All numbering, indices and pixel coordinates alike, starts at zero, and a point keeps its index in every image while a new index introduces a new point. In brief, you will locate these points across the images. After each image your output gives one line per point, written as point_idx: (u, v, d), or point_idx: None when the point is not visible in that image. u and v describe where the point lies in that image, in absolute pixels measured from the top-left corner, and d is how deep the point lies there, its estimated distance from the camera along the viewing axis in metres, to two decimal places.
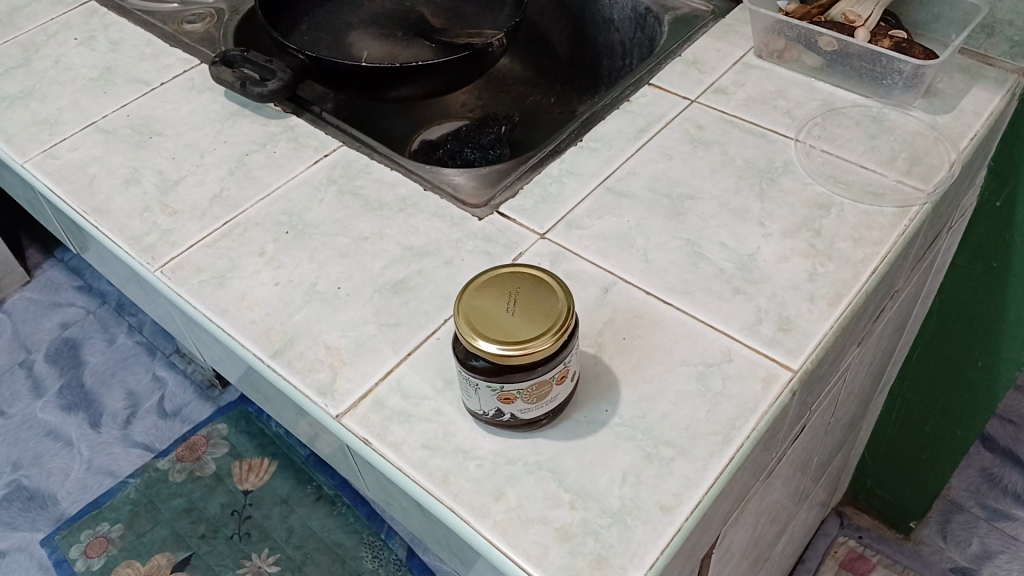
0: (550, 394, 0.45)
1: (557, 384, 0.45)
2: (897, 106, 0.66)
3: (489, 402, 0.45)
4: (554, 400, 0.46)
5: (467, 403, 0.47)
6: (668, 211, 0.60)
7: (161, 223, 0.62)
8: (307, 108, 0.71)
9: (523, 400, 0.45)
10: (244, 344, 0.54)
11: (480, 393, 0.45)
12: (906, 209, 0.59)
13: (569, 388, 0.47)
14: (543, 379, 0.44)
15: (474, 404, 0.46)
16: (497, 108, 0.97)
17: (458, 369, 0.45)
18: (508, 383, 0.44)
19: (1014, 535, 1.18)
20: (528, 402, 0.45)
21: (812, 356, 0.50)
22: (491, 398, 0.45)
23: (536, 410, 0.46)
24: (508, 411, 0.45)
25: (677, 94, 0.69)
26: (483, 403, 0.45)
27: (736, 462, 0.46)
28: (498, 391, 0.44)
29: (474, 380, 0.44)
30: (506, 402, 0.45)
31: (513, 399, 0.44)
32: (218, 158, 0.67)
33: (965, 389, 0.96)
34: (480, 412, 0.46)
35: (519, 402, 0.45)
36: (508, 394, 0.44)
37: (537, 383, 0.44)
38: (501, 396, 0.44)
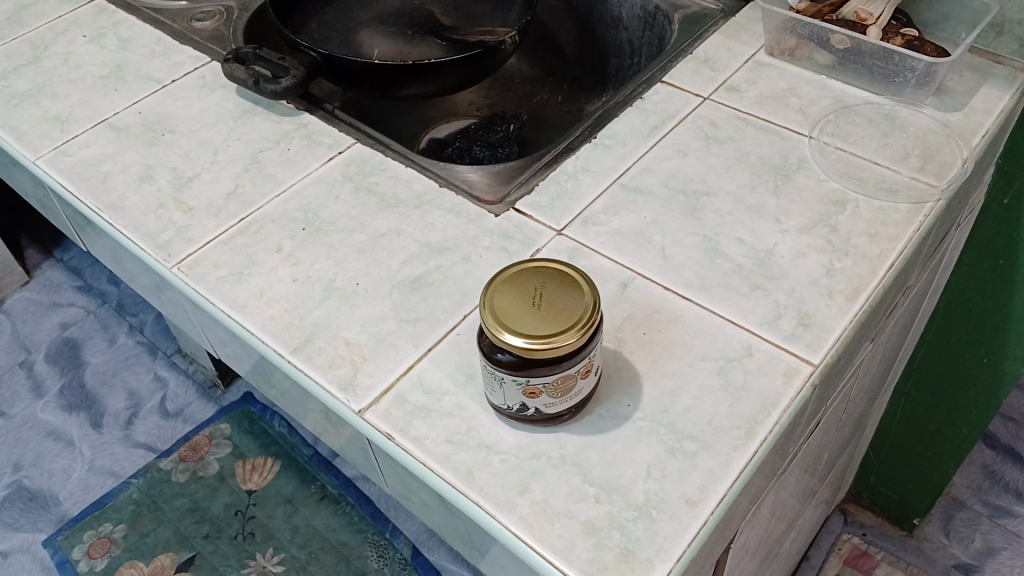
0: (575, 388, 0.46)
1: (582, 378, 0.45)
2: (908, 104, 0.67)
3: (514, 396, 0.45)
4: (579, 394, 0.46)
5: (490, 398, 0.47)
6: (684, 207, 0.60)
7: (176, 220, 0.62)
8: (319, 106, 0.71)
9: (548, 394, 0.45)
10: (262, 340, 0.54)
11: (505, 388, 0.45)
12: (921, 206, 0.59)
13: (594, 382, 0.47)
14: (569, 373, 0.44)
15: (499, 399, 0.46)
16: (505, 106, 0.97)
17: (483, 363, 0.45)
18: (533, 377, 0.44)
19: (1017, 532, 1.19)
20: (552, 396, 0.45)
21: (832, 351, 0.51)
22: (516, 391, 0.45)
23: (561, 404, 0.46)
24: (533, 405, 0.46)
25: (689, 91, 0.70)
26: (508, 397, 0.45)
27: (759, 457, 0.46)
28: (523, 385, 0.44)
29: (499, 375, 0.44)
30: (531, 395, 0.45)
31: (538, 394, 0.45)
32: (232, 155, 0.67)
33: (970, 386, 0.97)
34: (504, 407, 0.46)
35: (544, 396, 0.45)
36: (534, 388, 0.44)
37: (563, 378, 0.44)
38: (526, 391, 0.44)
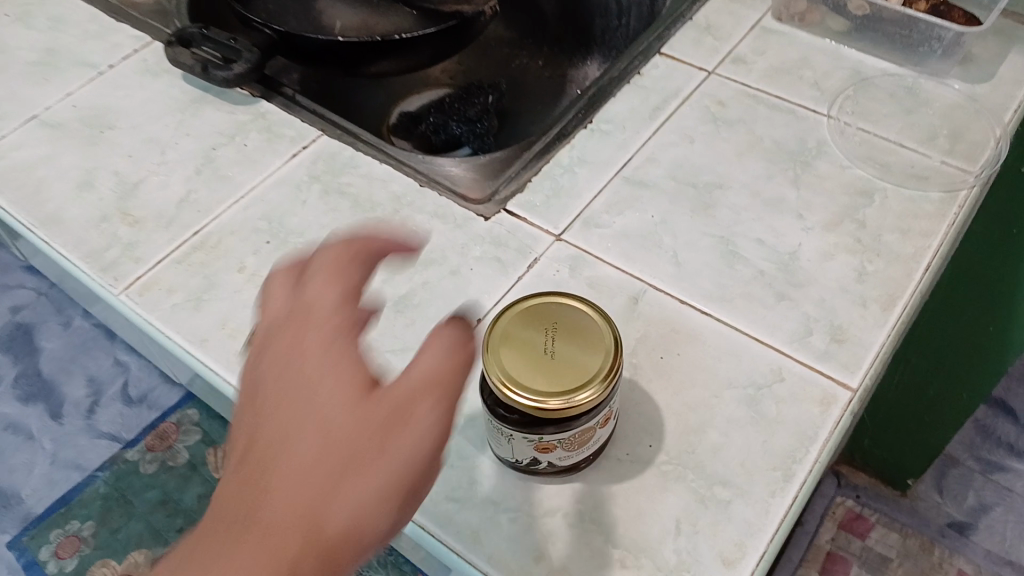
0: (594, 437, 0.40)
1: (600, 428, 0.40)
2: (933, 75, 0.61)
3: (524, 451, 0.40)
4: (598, 441, 0.41)
5: (495, 450, 0.41)
6: (695, 203, 0.54)
7: (123, 236, 0.54)
8: (278, 91, 0.63)
9: (565, 447, 0.39)
10: (229, 381, 0.47)
11: (514, 443, 0.39)
12: (954, 194, 0.53)
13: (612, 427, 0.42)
14: (587, 426, 0.39)
15: (506, 452, 0.41)
16: (480, 74, 0.89)
17: (487, 416, 0.40)
18: (547, 434, 0.38)
19: (1009, 487, 1.18)
20: (569, 449, 0.40)
21: (870, 371, 0.46)
22: (526, 446, 0.39)
23: (578, 455, 0.40)
24: (546, 459, 0.40)
25: (691, 64, 0.63)
26: (517, 452, 0.40)
27: (800, 502, 0.41)
28: (536, 442, 0.38)
29: (507, 431, 0.39)
30: (545, 450, 0.39)
31: (552, 449, 0.39)
32: (183, 154, 0.59)
33: (975, 352, 0.93)
34: (512, 460, 0.41)
35: (560, 450, 0.39)
36: (547, 443, 0.39)
37: (581, 430, 0.39)
38: (538, 446, 0.39)
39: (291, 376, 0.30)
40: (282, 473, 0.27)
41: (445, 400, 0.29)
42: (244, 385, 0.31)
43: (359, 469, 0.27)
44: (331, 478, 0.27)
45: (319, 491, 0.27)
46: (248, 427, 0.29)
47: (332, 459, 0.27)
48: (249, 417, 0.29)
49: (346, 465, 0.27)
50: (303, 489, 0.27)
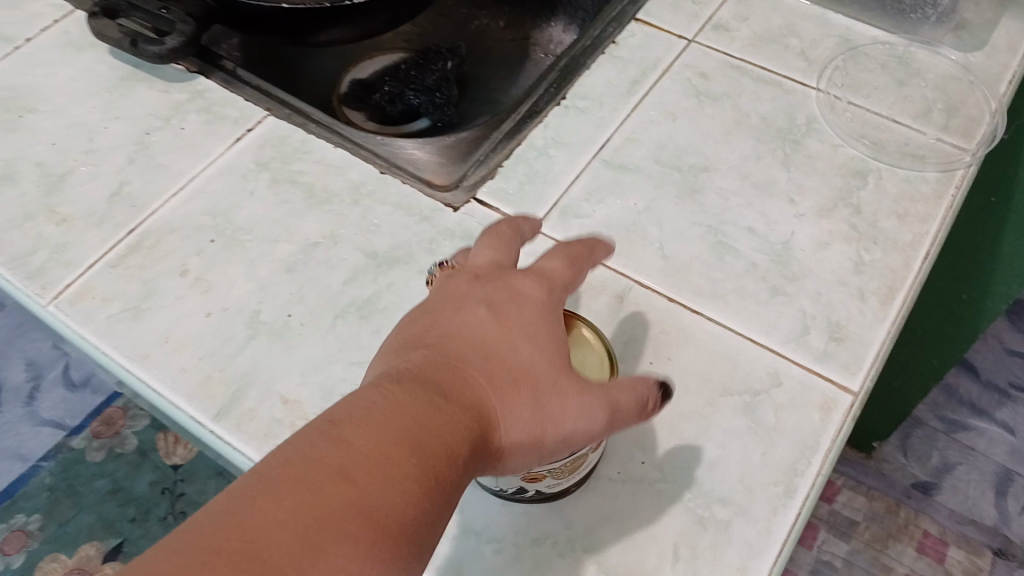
0: (585, 465, 0.37)
1: (592, 452, 0.37)
2: (925, 44, 0.57)
3: (510, 480, 0.36)
4: (587, 466, 0.38)
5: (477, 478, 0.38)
6: (681, 188, 0.50)
7: (48, 237, 0.48)
8: (217, 65, 0.57)
9: (553, 477, 0.36)
10: (175, 402, 0.42)
11: None
12: (951, 174, 0.50)
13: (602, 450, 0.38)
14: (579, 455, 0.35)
15: (489, 481, 0.37)
16: (437, 37, 0.83)
17: None
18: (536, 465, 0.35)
19: (971, 445, 1.19)
20: (558, 478, 0.36)
21: (872, 372, 0.43)
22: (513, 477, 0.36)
23: (567, 481, 0.37)
24: (533, 488, 0.37)
25: (670, 32, 0.58)
26: (502, 481, 0.36)
27: (804, 520, 0.39)
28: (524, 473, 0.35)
29: None
30: (532, 480, 0.36)
31: (541, 478, 0.36)
32: (113, 140, 0.53)
33: (947, 321, 0.91)
34: (496, 488, 0.38)
35: (549, 480, 0.36)
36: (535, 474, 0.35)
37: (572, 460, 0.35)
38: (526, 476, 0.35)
39: (508, 304, 0.34)
40: (483, 376, 0.31)
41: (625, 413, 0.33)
42: (451, 287, 0.36)
43: (540, 409, 0.31)
44: (517, 401, 0.31)
45: (501, 409, 0.31)
46: (452, 324, 0.34)
47: (522, 385, 0.32)
48: (458, 312, 0.34)
49: (531, 396, 0.31)
50: (492, 399, 0.31)
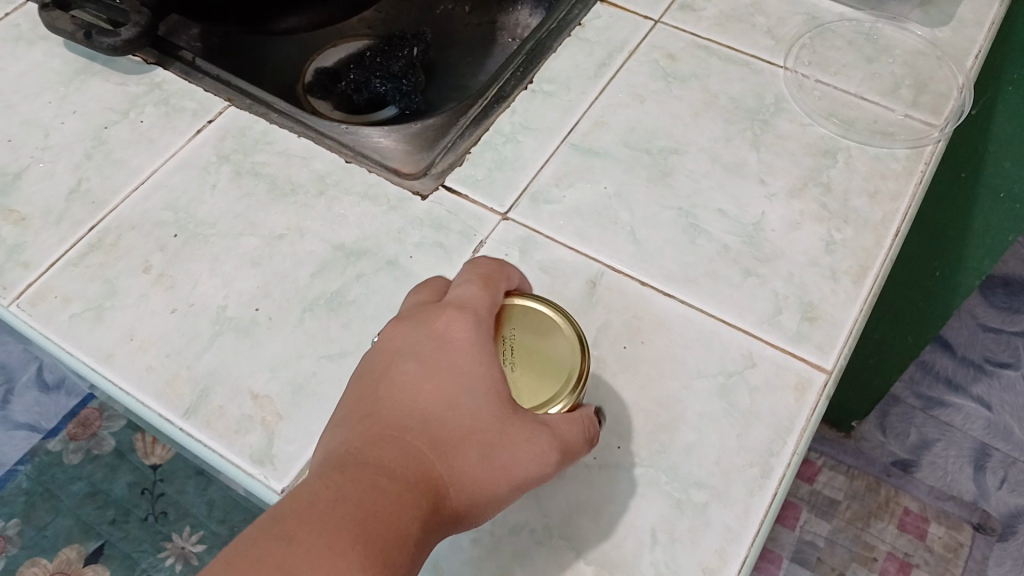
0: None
1: None
2: (891, 19, 0.57)
3: None
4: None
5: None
6: (651, 171, 0.50)
7: (5, 236, 0.47)
8: (176, 56, 0.56)
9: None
10: (141, 401, 0.42)
11: None
12: (920, 150, 0.50)
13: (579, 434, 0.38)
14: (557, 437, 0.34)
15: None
16: (402, 23, 0.82)
17: None
18: None
19: (948, 421, 1.20)
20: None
21: (844, 351, 0.43)
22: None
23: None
24: None
25: (637, 13, 0.58)
26: None
27: (780, 501, 0.38)
28: None
29: None
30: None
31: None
32: (69, 136, 0.52)
33: (919, 296, 0.92)
34: None
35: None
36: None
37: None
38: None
39: (441, 353, 0.34)
40: (423, 447, 0.32)
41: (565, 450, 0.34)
42: (387, 346, 0.36)
43: (483, 465, 0.32)
44: (460, 465, 0.32)
45: (445, 471, 0.31)
46: (388, 389, 0.34)
47: (464, 442, 0.32)
48: (392, 375, 0.34)
49: (474, 449, 0.32)
50: (433, 464, 0.31)
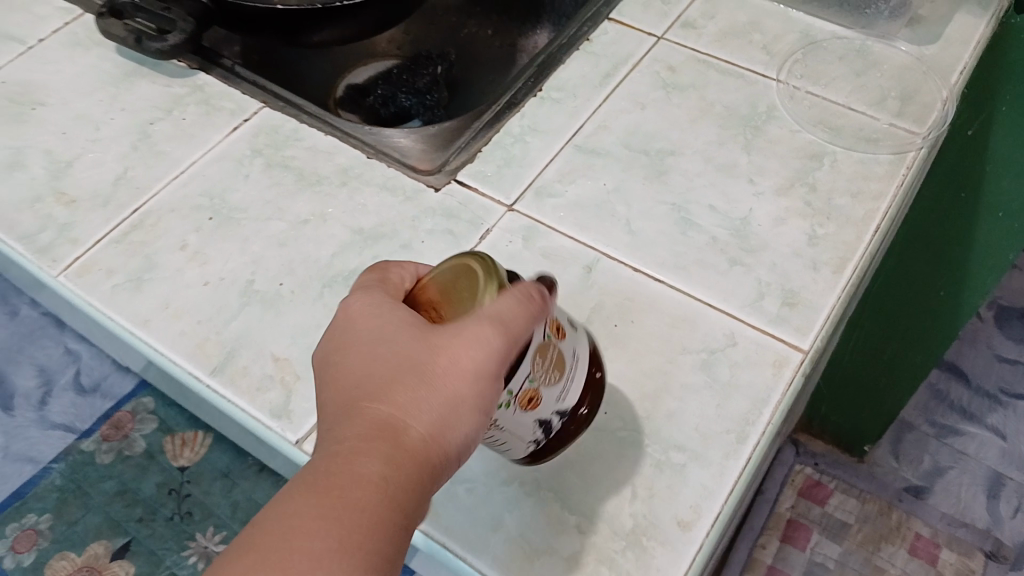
0: (563, 354, 0.36)
1: (560, 341, 0.36)
2: (880, 37, 0.61)
3: (523, 426, 0.36)
4: (577, 367, 0.38)
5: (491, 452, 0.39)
6: (648, 170, 0.54)
7: (57, 216, 0.52)
8: (217, 63, 0.62)
9: (548, 383, 0.36)
10: (173, 360, 0.46)
11: (506, 425, 0.35)
12: (903, 155, 0.54)
13: (586, 349, 0.39)
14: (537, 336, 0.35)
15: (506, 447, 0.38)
16: (429, 44, 0.88)
17: None
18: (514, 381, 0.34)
19: (962, 449, 1.20)
20: (553, 383, 0.36)
21: (822, 333, 0.46)
22: (517, 420, 0.35)
23: (572, 396, 0.38)
24: (549, 413, 0.37)
25: (642, 30, 0.62)
26: (522, 431, 0.36)
27: (755, 464, 0.41)
28: (516, 400, 0.34)
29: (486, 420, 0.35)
30: (534, 410, 0.36)
31: (540, 398, 0.36)
32: (118, 130, 0.57)
33: (925, 317, 0.94)
34: (527, 447, 0.38)
35: (547, 390, 0.36)
36: (531, 391, 0.35)
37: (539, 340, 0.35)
38: (522, 403, 0.35)
39: (360, 318, 0.35)
40: (371, 398, 0.33)
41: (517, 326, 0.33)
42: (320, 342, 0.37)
43: (435, 383, 0.33)
44: (412, 397, 0.32)
45: (396, 404, 0.32)
46: (328, 371, 0.35)
47: (406, 371, 0.33)
48: (326, 361, 0.35)
49: (421, 375, 0.33)
50: (385, 407, 0.32)
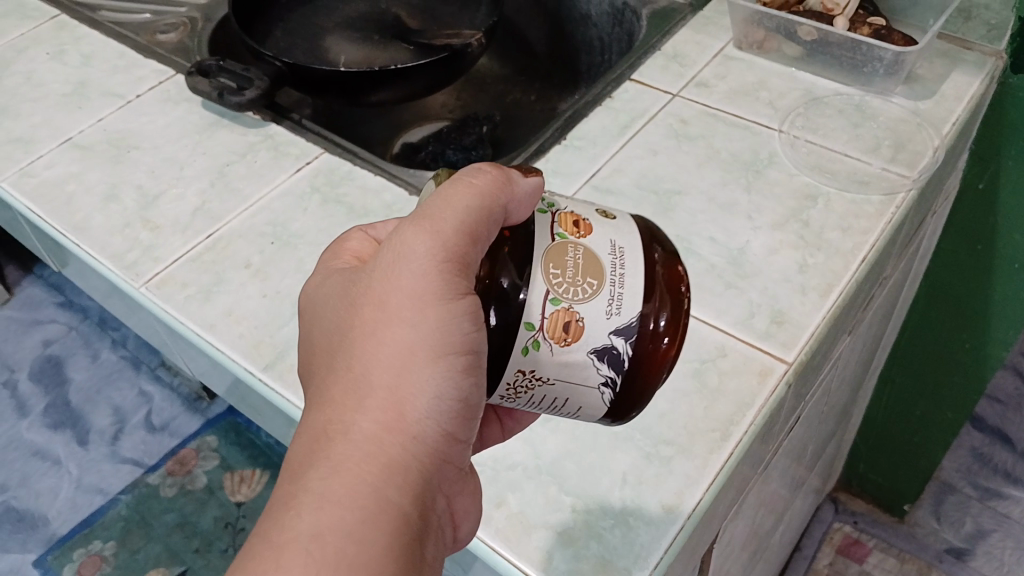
0: (592, 253, 0.38)
1: (582, 242, 0.38)
2: (879, 94, 0.67)
3: (577, 365, 0.37)
4: (626, 272, 0.38)
5: (591, 415, 0.40)
6: (657, 207, 0.60)
7: (142, 239, 0.61)
8: (286, 116, 0.71)
9: (582, 299, 0.37)
10: (232, 358, 0.53)
11: (559, 367, 0.37)
12: (893, 197, 0.59)
13: (639, 253, 0.39)
14: (542, 247, 0.38)
15: (591, 400, 0.39)
16: (478, 108, 0.98)
17: (529, 403, 0.40)
18: (539, 307, 0.37)
19: (1006, 513, 1.19)
20: (590, 298, 0.37)
21: (806, 348, 0.50)
22: (564, 354, 0.37)
23: (634, 309, 0.37)
24: (605, 338, 0.37)
25: (659, 88, 0.69)
26: (583, 372, 0.38)
27: (736, 458, 0.46)
28: (549, 327, 0.37)
29: (527, 366, 0.37)
30: (580, 337, 0.37)
31: (580, 320, 0.37)
32: (198, 170, 0.66)
33: (955, 370, 0.95)
34: (605, 393, 0.39)
35: (583, 306, 0.37)
36: (561, 314, 0.37)
37: (550, 253, 0.38)
38: (560, 332, 0.37)
39: (321, 315, 0.41)
40: (336, 380, 0.38)
41: (443, 234, 0.37)
42: (304, 346, 0.43)
43: (382, 338, 0.38)
44: (368, 362, 0.38)
45: (355, 376, 0.38)
46: (312, 368, 0.41)
47: (358, 341, 0.38)
48: (309, 361, 0.42)
49: (370, 339, 0.38)
50: (347, 380, 0.38)
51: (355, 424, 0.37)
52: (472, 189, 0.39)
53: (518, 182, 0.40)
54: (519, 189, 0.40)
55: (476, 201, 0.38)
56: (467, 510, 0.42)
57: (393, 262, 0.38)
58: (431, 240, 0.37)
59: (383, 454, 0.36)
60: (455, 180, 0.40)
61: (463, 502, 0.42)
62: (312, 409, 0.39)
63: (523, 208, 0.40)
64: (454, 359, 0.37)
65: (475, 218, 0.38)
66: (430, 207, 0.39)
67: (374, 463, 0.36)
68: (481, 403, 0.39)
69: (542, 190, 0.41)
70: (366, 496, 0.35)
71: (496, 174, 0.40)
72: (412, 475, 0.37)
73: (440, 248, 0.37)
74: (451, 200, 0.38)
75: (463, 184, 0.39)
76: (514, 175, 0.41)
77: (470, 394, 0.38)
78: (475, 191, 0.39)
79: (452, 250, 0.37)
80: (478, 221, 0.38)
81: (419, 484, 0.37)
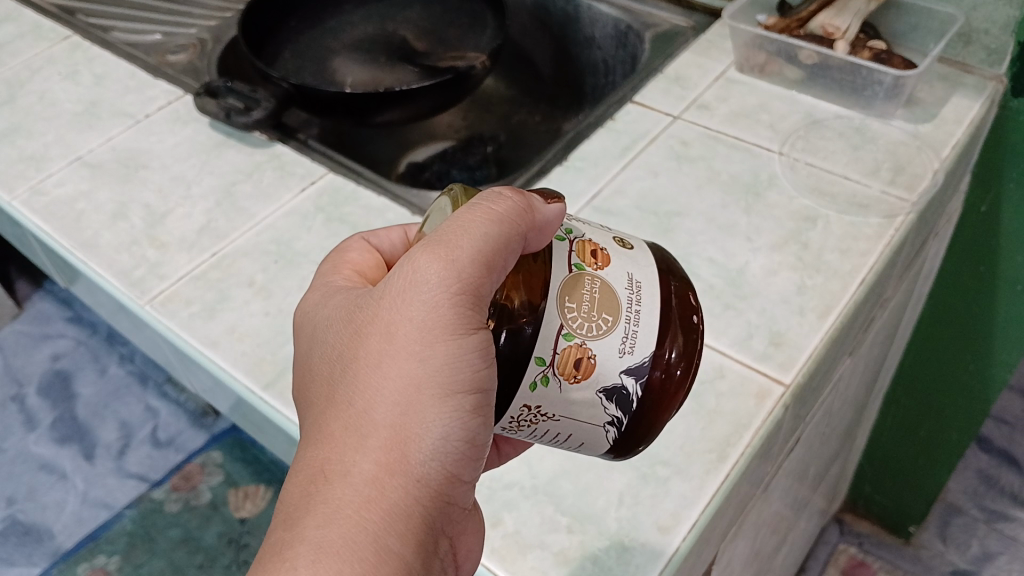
0: (609, 285, 0.38)
1: (599, 274, 0.38)
2: (879, 117, 0.68)
3: (584, 401, 0.38)
4: (640, 309, 0.38)
5: (592, 450, 0.41)
6: (657, 228, 0.60)
7: (149, 256, 0.62)
8: (293, 137, 0.72)
9: (596, 336, 0.37)
10: (234, 375, 0.54)
11: (568, 403, 0.38)
12: (892, 220, 0.59)
13: (654, 290, 0.39)
14: (559, 276, 0.38)
15: (594, 438, 0.40)
16: (483, 127, 0.98)
17: (532, 436, 0.40)
18: (552, 342, 0.37)
19: (1013, 536, 1.17)
20: (604, 335, 0.37)
21: (804, 370, 0.50)
22: (573, 391, 0.38)
23: (645, 349, 0.38)
24: (615, 377, 0.38)
25: (660, 110, 0.70)
26: (590, 412, 0.38)
27: (733, 480, 0.46)
28: (560, 361, 0.37)
29: (536, 400, 0.38)
30: (591, 374, 0.37)
31: (592, 357, 0.37)
32: (205, 189, 0.67)
33: (959, 393, 0.95)
34: (608, 431, 0.40)
35: (597, 343, 0.37)
36: (573, 351, 0.37)
37: (567, 286, 0.37)
38: (571, 369, 0.37)
39: (324, 339, 0.42)
40: (338, 413, 0.38)
41: (457, 263, 0.38)
42: (301, 369, 0.43)
43: (387, 373, 0.38)
44: (373, 396, 0.38)
45: (359, 411, 0.38)
46: (311, 394, 0.41)
47: (361, 374, 0.38)
48: (308, 384, 0.42)
49: (375, 373, 0.38)
50: (351, 413, 0.38)
51: (355, 464, 0.37)
52: (488, 213, 0.39)
53: (540, 209, 0.40)
54: (541, 217, 0.40)
55: (495, 228, 0.38)
56: (469, 549, 0.42)
57: (404, 291, 0.38)
58: (444, 271, 0.38)
59: (385, 497, 0.36)
60: (474, 205, 0.40)
61: (467, 542, 0.42)
62: (311, 439, 0.39)
63: (544, 234, 0.40)
64: (463, 398, 0.38)
65: (492, 248, 0.38)
66: (442, 232, 0.39)
67: (374, 508, 0.36)
68: (486, 442, 0.39)
69: (562, 217, 0.41)
70: (365, 536, 0.35)
71: (518, 200, 0.40)
72: (415, 519, 0.37)
73: (452, 278, 0.38)
74: (468, 226, 0.38)
75: (483, 208, 0.39)
76: (535, 201, 0.41)
77: (477, 434, 0.38)
78: (495, 217, 0.39)
79: (466, 282, 0.38)
80: (493, 251, 0.38)
81: (418, 519, 0.37)
